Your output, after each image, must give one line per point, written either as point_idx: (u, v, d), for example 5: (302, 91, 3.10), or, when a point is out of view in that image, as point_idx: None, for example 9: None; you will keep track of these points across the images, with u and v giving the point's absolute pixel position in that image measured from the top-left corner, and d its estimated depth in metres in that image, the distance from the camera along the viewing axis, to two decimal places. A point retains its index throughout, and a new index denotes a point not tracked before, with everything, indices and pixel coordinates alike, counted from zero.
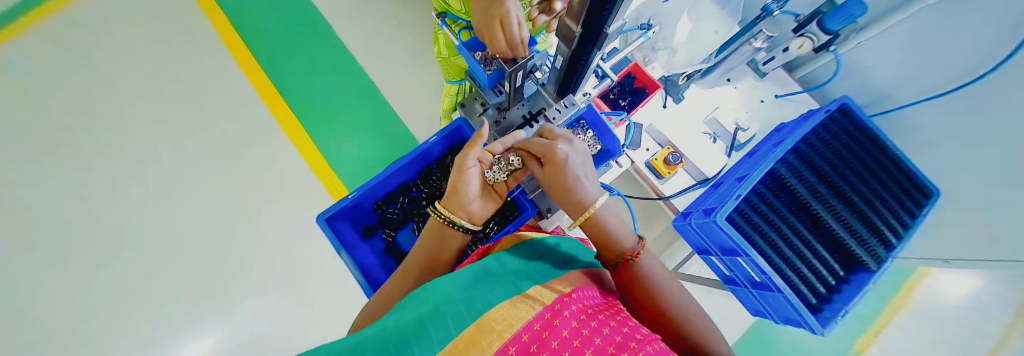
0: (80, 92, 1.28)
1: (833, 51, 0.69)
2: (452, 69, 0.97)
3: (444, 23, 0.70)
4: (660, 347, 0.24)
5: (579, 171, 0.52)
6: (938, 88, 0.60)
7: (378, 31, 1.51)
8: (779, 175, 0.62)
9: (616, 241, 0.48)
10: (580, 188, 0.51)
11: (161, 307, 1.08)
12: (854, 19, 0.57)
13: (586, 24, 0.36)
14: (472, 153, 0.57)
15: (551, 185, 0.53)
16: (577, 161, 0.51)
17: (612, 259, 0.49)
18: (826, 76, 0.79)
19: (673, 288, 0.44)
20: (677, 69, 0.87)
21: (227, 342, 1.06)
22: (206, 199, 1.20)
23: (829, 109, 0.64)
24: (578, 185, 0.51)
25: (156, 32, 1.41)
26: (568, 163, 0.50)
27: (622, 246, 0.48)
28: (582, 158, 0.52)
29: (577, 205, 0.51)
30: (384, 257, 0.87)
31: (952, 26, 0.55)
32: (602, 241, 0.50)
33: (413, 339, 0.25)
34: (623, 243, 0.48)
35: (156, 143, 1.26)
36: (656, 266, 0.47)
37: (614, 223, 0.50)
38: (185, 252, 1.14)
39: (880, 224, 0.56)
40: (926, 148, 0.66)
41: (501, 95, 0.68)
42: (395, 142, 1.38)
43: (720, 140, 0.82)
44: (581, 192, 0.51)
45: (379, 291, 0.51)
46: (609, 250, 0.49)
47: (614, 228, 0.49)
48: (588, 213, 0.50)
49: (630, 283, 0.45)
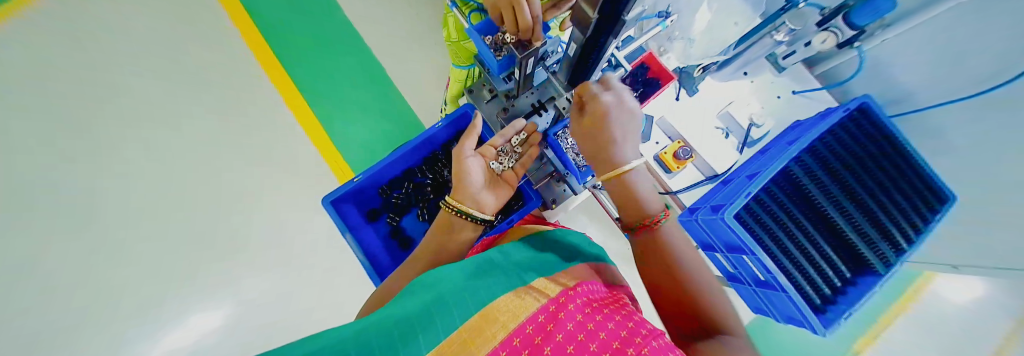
0: (88, 66, 1.28)
1: (857, 48, 0.66)
2: (460, 54, 0.95)
3: (455, 5, 0.67)
4: (665, 343, 0.24)
5: (620, 127, 0.50)
6: (962, 92, 0.58)
7: (386, 11, 1.48)
8: (791, 174, 0.61)
9: (641, 205, 0.48)
10: (615, 145, 0.49)
11: (171, 280, 1.10)
12: (883, 13, 0.54)
13: (603, 11, 0.35)
14: (468, 145, 0.59)
15: (584, 137, 0.52)
16: (620, 118, 0.50)
17: (633, 222, 0.49)
18: (847, 72, 0.76)
19: (692, 259, 0.44)
20: (692, 61, 0.84)
21: (233, 317, 1.09)
22: (214, 176, 1.22)
23: (848, 107, 0.62)
24: (615, 140, 0.50)
25: (164, 7, 1.40)
26: (609, 117, 0.49)
27: (647, 211, 0.48)
28: (630, 116, 0.51)
29: (609, 161, 0.50)
30: (387, 240, 0.88)
31: (985, 28, 0.52)
32: (628, 203, 0.49)
33: (420, 326, 0.25)
34: (648, 208, 0.48)
35: (163, 119, 1.26)
36: (679, 236, 0.47)
37: (642, 187, 0.49)
38: (193, 228, 1.16)
39: (893, 228, 0.55)
40: (944, 152, 0.64)
41: (510, 82, 0.67)
42: (400, 127, 1.38)
43: (733, 136, 0.80)
44: (616, 146, 0.50)
45: (381, 285, 0.51)
46: (633, 213, 0.49)
47: (642, 191, 0.49)
48: (619, 169, 0.48)
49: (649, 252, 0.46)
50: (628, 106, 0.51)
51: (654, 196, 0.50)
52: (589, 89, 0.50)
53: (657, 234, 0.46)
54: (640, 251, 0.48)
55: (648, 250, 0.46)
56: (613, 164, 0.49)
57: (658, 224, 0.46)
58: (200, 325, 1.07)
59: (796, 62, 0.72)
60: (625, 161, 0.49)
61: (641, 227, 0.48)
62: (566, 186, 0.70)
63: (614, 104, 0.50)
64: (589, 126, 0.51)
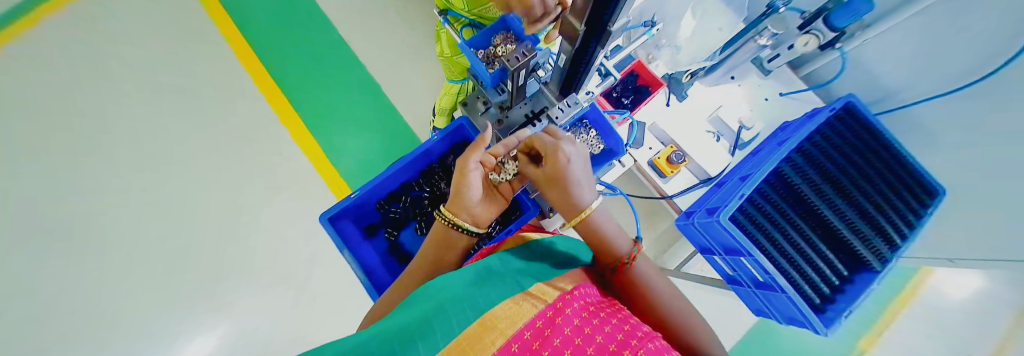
0: (83, 88, 1.28)
1: (838, 49, 0.68)
2: (454, 69, 0.96)
3: (447, 22, 0.70)
4: (662, 344, 0.24)
5: (579, 173, 0.48)
6: (942, 87, 0.60)
7: (380, 28, 1.51)
8: (783, 174, 0.62)
9: (612, 247, 0.47)
10: (574, 194, 0.47)
11: (165, 302, 1.08)
12: (861, 15, 0.56)
13: (589, 22, 0.36)
14: (473, 156, 0.56)
15: (547, 186, 0.49)
16: (578, 164, 0.48)
17: (606, 263, 0.48)
18: (829, 75, 0.79)
19: (667, 291, 0.45)
20: (681, 67, 0.85)
21: (229, 339, 1.07)
22: (208, 197, 1.21)
23: (834, 107, 0.63)
24: (577, 187, 0.47)
25: (157, 31, 1.40)
26: (569, 166, 0.46)
27: (618, 253, 0.46)
28: (585, 159, 0.49)
29: (574, 208, 0.47)
30: (385, 256, 0.87)
31: (959, 25, 0.55)
32: (600, 247, 0.48)
33: (418, 336, 0.25)
34: (616, 251, 0.47)
35: (157, 141, 1.26)
36: (652, 270, 0.47)
37: (608, 229, 0.48)
38: (186, 250, 1.14)
39: (886, 224, 0.55)
40: (932, 146, 0.66)
41: (503, 94, 0.67)
42: (395, 140, 1.38)
43: (724, 139, 0.81)
44: (578, 192, 0.47)
45: (378, 301, 0.50)
46: (604, 256, 0.48)
47: (610, 234, 0.47)
48: (585, 215, 0.47)
49: (627, 288, 0.46)
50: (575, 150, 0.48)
51: (622, 234, 0.49)
52: (545, 141, 0.48)
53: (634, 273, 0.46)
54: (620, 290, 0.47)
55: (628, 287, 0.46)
56: (575, 211, 0.48)
57: (633, 262, 0.46)
58: (195, 349, 1.05)
59: (780, 65, 0.74)
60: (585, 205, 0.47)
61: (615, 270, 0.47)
62: None
63: (570, 154, 0.47)
64: (551, 180, 0.47)
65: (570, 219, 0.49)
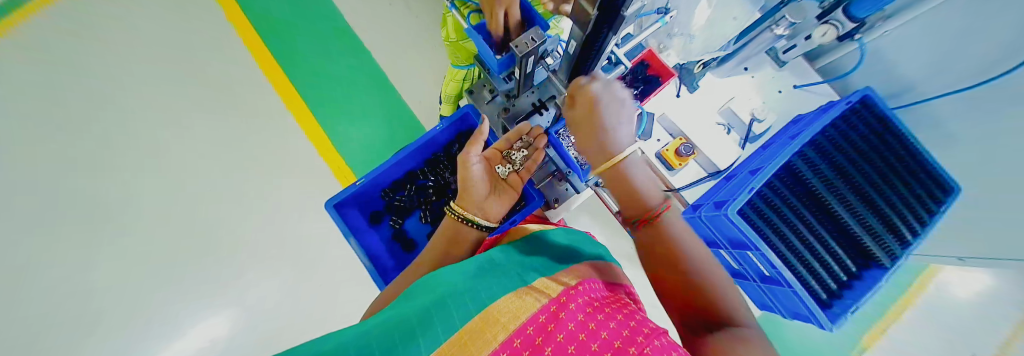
0: (92, 75, 1.29)
1: (858, 40, 0.65)
2: (460, 54, 0.95)
3: (454, 7, 0.68)
4: (668, 341, 0.24)
5: (611, 117, 0.51)
6: (958, 85, 0.58)
7: (386, 14, 1.49)
8: (794, 168, 0.61)
9: (641, 198, 0.47)
10: (613, 135, 0.50)
11: (177, 286, 1.11)
12: (882, 5, 0.53)
13: (603, 8, 0.35)
14: (475, 150, 0.58)
15: (579, 126, 0.53)
16: (611, 108, 0.51)
17: (635, 215, 0.49)
18: (849, 66, 0.76)
19: (698, 253, 0.43)
20: (693, 57, 0.83)
21: (237, 321, 1.10)
22: (214, 182, 1.22)
23: (849, 100, 0.61)
24: (608, 131, 0.51)
25: (162, 14, 1.40)
26: (601, 104, 0.50)
27: (648, 204, 0.47)
28: (618, 105, 0.52)
29: (604, 151, 0.50)
30: (390, 243, 0.88)
31: (981, 22, 0.53)
32: (630, 197, 0.48)
33: (420, 330, 0.25)
34: (648, 202, 0.47)
35: (163, 126, 1.26)
36: (682, 228, 0.46)
37: (640, 180, 0.49)
38: (194, 234, 1.16)
39: (898, 221, 0.54)
40: (947, 145, 0.64)
41: (511, 82, 0.66)
42: (401, 128, 1.38)
43: (734, 132, 0.80)
44: (609, 136, 0.50)
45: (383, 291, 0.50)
46: (635, 207, 0.48)
47: (640, 182, 0.48)
48: (615, 159, 0.49)
49: (654, 245, 0.45)
50: (618, 93, 0.52)
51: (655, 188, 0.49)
52: (579, 81, 0.52)
53: (661, 229, 0.45)
54: (645, 246, 0.47)
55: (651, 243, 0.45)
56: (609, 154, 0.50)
57: (660, 215, 0.45)
58: (204, 329, 1.08)
59: (796, 56, 0.72)
60: (620, 151, 0.50)
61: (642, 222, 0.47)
62: (569, 185, 0.70)
63: (605, 92, 0.51)
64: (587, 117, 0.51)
65: (600, 164, 0.51)
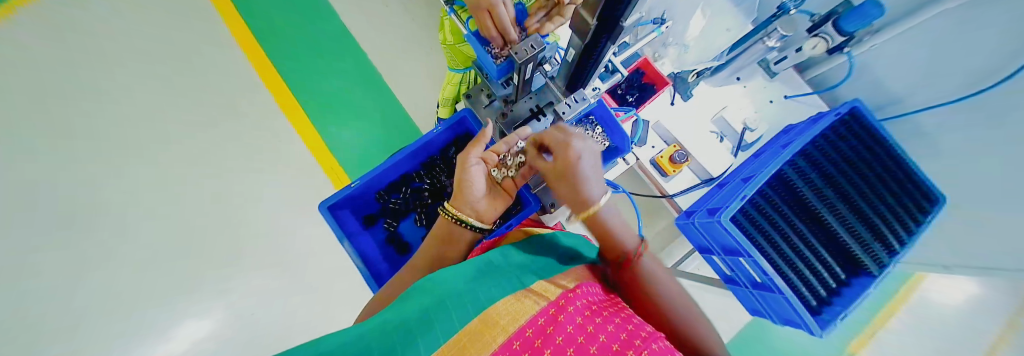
0: (77, 69, 1.25)
1: (847, 53, 0.67)
2: (456, 57, 0.96)
3: (453, 12, 0.67)
4: (665, 345, 0.24)
5: (587, 169, 0.48)
6: (945, 97, 0.60)
7: (384, 17, 1.49)
8: (785, 176, 0.62)
9: (618, 244, 0.48)
10: (591, 187, 0.48)
11: (161, 287, 1.07)
12: (871, 20, 0.55)
13: (602, 17, 0.35)
14: (474, 152, 0.57)
15: (555, 181, 0.50)
16: (587, 159, 0.48)
17: (613, 257, 0.49)
18: (838, 76, 0.78)
19: (670, 288, 0.45)
20: (686, 66, 0.86)
21: (222, 325, 1.06)
22: (205, 182, 1.20)
23: (838, 112, 0.63)
24: (587, 183, 0.48)
25: (158, 13, 1.39)
26: (578, 162, 0.47)
27: (624, 247, 0.47)
28: (594, 156, 0.50)
29: (582, 204, 0.49)
30: (385, 247, 0.87)
31: (967, 38, 0.55)
32: (607, 243, 0.48)
33: (420, 331, 0.25)
34: (624, 245, 0.47)
35: (153, 123, 1.24)
36: (657, 265, 0.48)
37: (616, 225, 0.49)
38: (181, 235, 1.13)
39: (884, 228, 0.56)
40: (933, 155, 0.66)
41: (509, 87, 0.66)
42: (396, 131, 1.38)
43: (727, 140, 0.82)
44: (587, 189, 0.48)
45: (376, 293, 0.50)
46: (612, 251, 0.48)
47: (617, 229, 0.48)
48: (592, 211, 0.48)
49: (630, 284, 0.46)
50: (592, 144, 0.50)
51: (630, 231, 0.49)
52: (554, 136, 0.49)
53: (638, 270, 0.46)
54: (623, 286, 0.48)
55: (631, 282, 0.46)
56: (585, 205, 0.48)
57: (639, 259, 0.46)
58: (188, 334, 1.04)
59: (787, 67, 0.73)
60: (595, 201, 0.48)
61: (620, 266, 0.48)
62: None
63: (583, 147, 0.48)
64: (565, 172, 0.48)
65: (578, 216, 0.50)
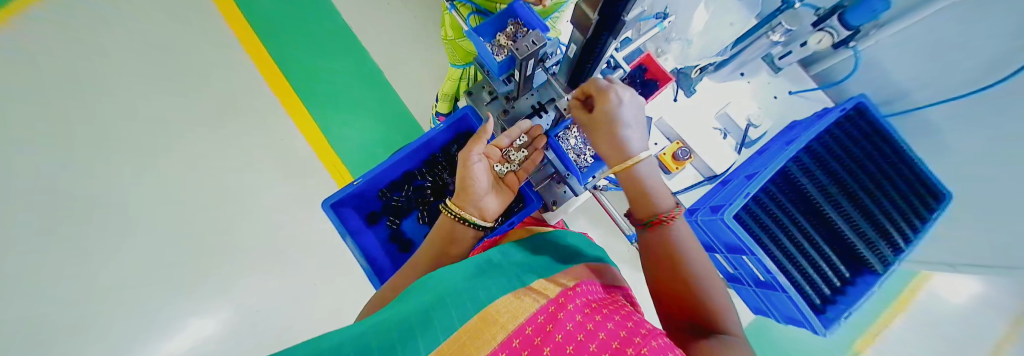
0: (77, 69, 1.25)
1: (853, 47, 0.66)
2: (456, 53, 0.95)
3: (453, 8, 0.67)
4: (666, 342, 0.24)
5: (629, 119, 0.48)
6: (952, 92, 0.59)
7: (384, 14, 1.48)
8: (789, 173, 0.61)
9: (651, 201, 0.46)
10: (631, 137, 0.47)
11: (165, 285, 1.08)
12: (877, 14, 0.54)
13: (604, 11, 0.35)
14: (475, 149, 0.56)
15: (593, 127, 0.49)
16: (629, 110, 0.48)
17: (643, 218, 0.47)
18: (843, 73, 0.76)
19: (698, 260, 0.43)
20: (690, 62, 0.84)
21: (227, 322, 1.08)
22: (207, 180, 1.20)
23: (844, 107, 0.62)
24: (626, 133, 0.47)
25: (159, 11, 1.39)
26: (619, 107, 0.47)
27: (657, 208, 0.46)
28: (637, 109, 0.49)
29: (620, 152, 0.47)
30: (388, 244, 0.87)
31: (973, 31, 0.54)
32: (640, 198, 0.47)
33: (418, 329, 0.25)
34: (658, 206, 0.46)
35: (155, 121, 1.24)
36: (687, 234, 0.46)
37: (652, 184, 0.47)
38: (185, 233, 1.14)
39: (890, 226, 0.55)
40: (941, 152, 0.65)
41: (510, 84, 0.66)
42: (398, 128, 1.38)
43: (731, 137, 0.80)
44: (627, 138, 0.47)
45: (374, 295, 0.50)
46: (644, 209, 0.47)
47: (653, 188, 0.47)
48: (632, 161, 0.46)
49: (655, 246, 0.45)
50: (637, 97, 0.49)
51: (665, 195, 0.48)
52: (596, 82, 0.49)
53: (667, 233, 0.45)
54: (646, 245, 0.47)
55: (655, 245, 0.46)
56: (623, 156, 0.47)
57: (669, 221, 0.45)
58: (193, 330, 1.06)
59: (792, 62, 0.74)
60: (634, 154, 0.47)
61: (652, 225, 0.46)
62: (567, 188, 0.69)
63: (624, 95, 0.48)
64: (605, 119, 0.47)
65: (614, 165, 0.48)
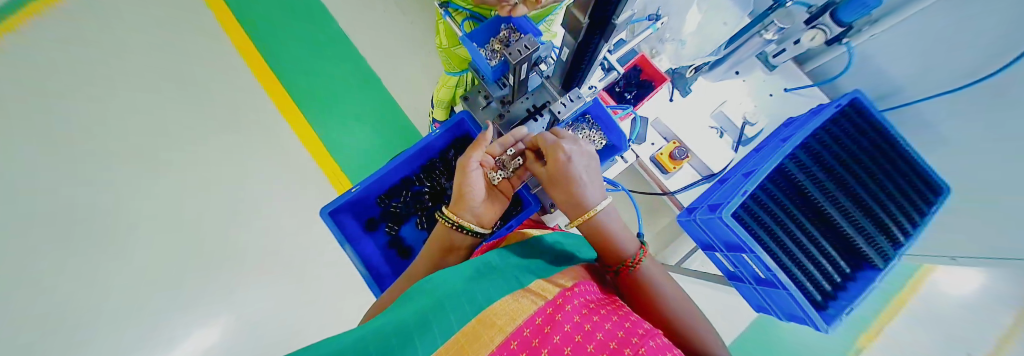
0: (80, 80, 1.26)
1: (845, 43, 0.66)
2: (453, 61, 0.96)
3: (449, 14, 0.68)
4: (663, 342, 0.23)
5: (581, 172, 0.49)
6: (949, 84, 0.59)
7: (380, 20, 1.49)
8: (786, 170, 0.62)
9: (616, 248, 0.47)
10: (584, 190, 0.48)
11: (170, 292, 1.09)
12: (868, 10, 0.53)
13: (593, 15, 0.35)
14: (474, 156, 0.54)
15: (551, 185, 0.51)
16: (580, 163, 0.49)
17: (611, 264, 0.48)
18: (838, 69, 0.77)
19: (675, 294, 0.44)
20: (684, 61, 0.86)
21: (230, 332, 1.08)
22: (206, 191, 1.20)
23: (839, 103, 0.63)
24: (580, 187, 0.49)
25: (155, 23, 1.39)
26: (570, 165, 0.48)
27: (623, 252, 0.47)
28: (587, 160, 0.50)
29: (577, 207, 0.49)
30: (386, 250, 0.87)
31: (967, 26, 0.54)
32: (604, 246, 0.48)
33: (417, 334, 0.25)
34: (625, 249, 0.47)
35: (154, 133, 1.25)
36: (659, 272, 0.47)
37: (613, 229, 0.48)
38: (186, 244, 1.14)
39: (889, 220, 0.55)
40: (938, 145, 0.65)
41: (505, 88, 0.68)
42: (397, 134, 1.38)
43: (727, 135, 0.81)
44: (581, 192, 0.48)
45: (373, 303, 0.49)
46: (610, 256, 0.48)
47: (615, 233, 0.48)
48: (589, 215, 0.48)
49: (632, 289, 0.45)
50: (584, 147, 0.51)
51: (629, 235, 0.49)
52: (546, 140, 0.50)
53: (637, 276, 0.46)
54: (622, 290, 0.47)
55: (631, 288, 0.46)
56: (582, 209, 0.49)
57: (638, 264, 0.46)
58: (197, 341, 1.06)
59: (786, 60, 0.73)
60: (592, 206, 0.48)
61: (622, 271, 0.47)
62: None
63: (572, 148, 0.49)
64: (558, 178, 0.49)
65: (575, 218, 0.50)
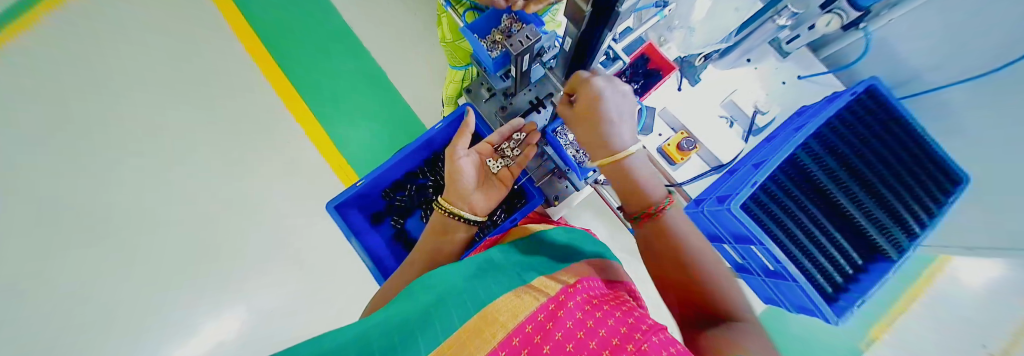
0: (95, 82, 1.31)
1: (863, 29, 0.62)
2: (456, 54, 0.95)
3: (449, 4, 0.68)
4: (666, 337, 0.23)
5: (614, 111, 0.46)
6: (974, 72, 0.56)
7: (384, 13, 1.48)
8: (797, 161, 0.60)
9: (644, 193, 0.46)
10: (614, 131, 0.46)
11: (189, 286, 1.14)
12: None
13: (597, 3, 0.34)
14: (462, 145, 0.59)
15: (578, 123, 0.49)
16: (613, 101, 0.46)
17: (634, 211, 0.47)
18: (853, 55, 0.73)
19: (700, 247, 0.44)
20: (694, 50, 0.83)
21: (245, 323, 1.12)
22: (217, 186, 1.23)
23: (854, 91, 0.60)
24: (611, 126, 0.46)
25: (162, 21, 1.41)
26: (602, 102, 0.45)
27: (651, 199, 0.45)
28: (621, 98, 0.47)
29: (606, 147, 0.47)
30: (393, 245, 0.88)
31: (989, 13, 0.51)
32: (631, 192, 0.46)
33: (420, 329, 0.25)
34: (651, 196, 0.46)
35: (166, 131, 1.28)
36: (685, 222, 0.46)
37: (643, 176, 0.46)
38: (200, 238, 1.18)
39: (903, 211, 0.53)
40: (955, 134, 0.63)
41: (507, 80, 0.65)
42: (402, 127, 1.38)
43: (737, 125, 0.79)
44: (610, 132, 0.46)
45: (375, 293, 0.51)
46: (636, 201, 0.46)
47: (643, 179, 0.46)
48: (620, 155, 0.45)
49: (656, 241, 0.45)
50: (620, 87, 0.48)
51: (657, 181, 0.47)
52: (580, 76, 0.47)
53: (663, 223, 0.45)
54: (644, 237, 0.47)
55: (657, 240, 0.45)
56: (612, 149, 0.46)
57: (664, 211, 0.45)
58: (214, 331, 1.10)
59: (800, 46, 0.70)
60: (627, 143, 0.46)
61: (646, 217, 0.46)
62: (569, 182, 0.69)
63: (608, 87, 0.46)
64: (584, 116, 0.47)
65: (601, 159, 0.48)
